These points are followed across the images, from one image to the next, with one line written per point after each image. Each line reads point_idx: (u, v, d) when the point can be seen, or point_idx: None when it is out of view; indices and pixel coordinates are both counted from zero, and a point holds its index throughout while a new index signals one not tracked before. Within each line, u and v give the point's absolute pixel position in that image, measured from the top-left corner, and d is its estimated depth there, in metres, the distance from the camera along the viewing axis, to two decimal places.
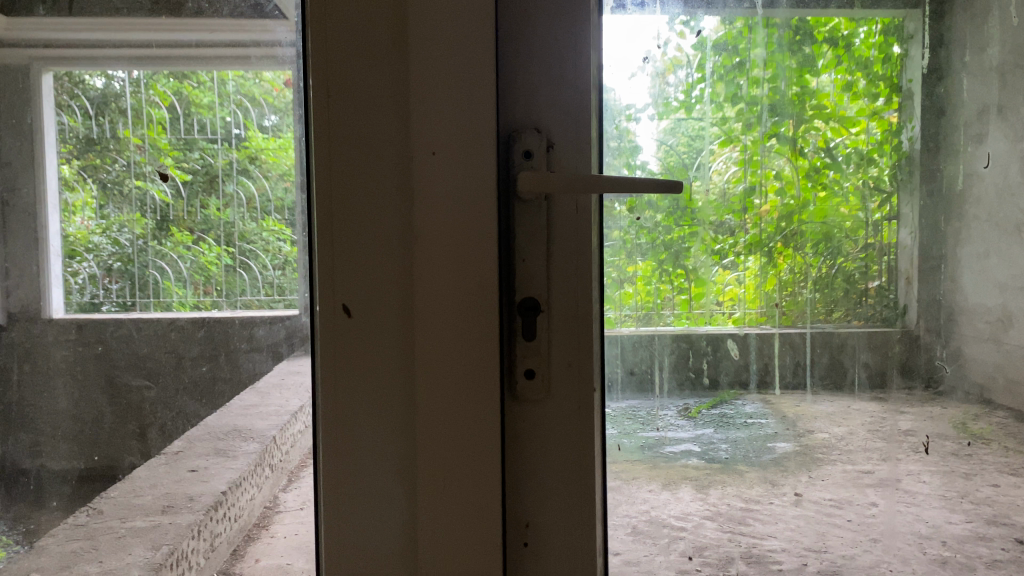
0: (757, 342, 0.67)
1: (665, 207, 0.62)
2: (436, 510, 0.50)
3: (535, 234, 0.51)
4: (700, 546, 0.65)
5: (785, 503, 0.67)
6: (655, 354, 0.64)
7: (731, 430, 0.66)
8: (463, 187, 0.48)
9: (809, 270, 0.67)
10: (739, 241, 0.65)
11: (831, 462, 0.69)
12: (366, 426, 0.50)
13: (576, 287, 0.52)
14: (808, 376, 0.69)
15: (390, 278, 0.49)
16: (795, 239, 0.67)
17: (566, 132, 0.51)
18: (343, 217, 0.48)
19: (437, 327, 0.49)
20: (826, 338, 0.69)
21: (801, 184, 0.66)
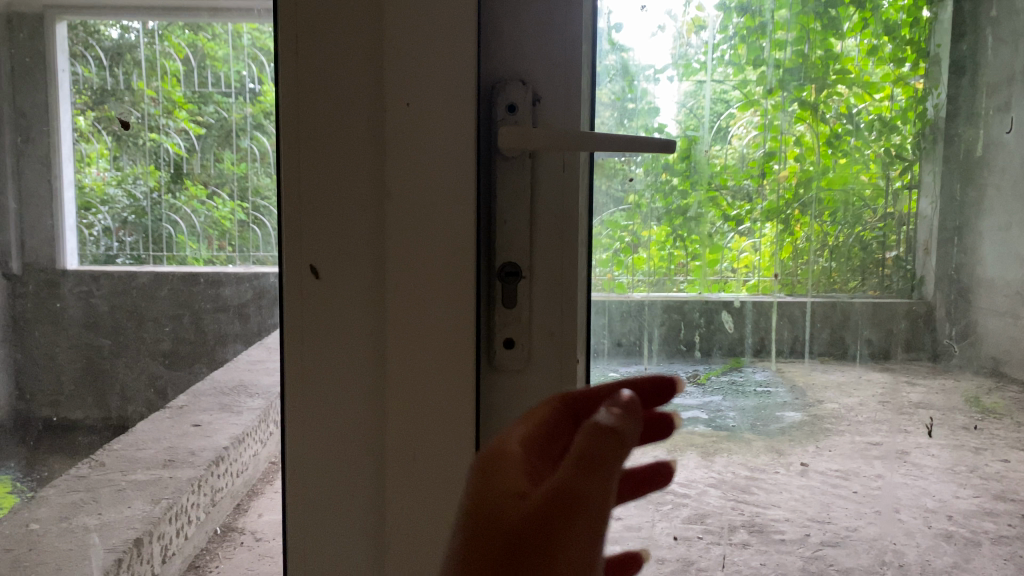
0: (752, 311, 0.66)
1: (681, 171, 0.63)
2: (401, 451, 0.55)
3: (518, 193, 0.55)
4: (703, 513, 0.68)
5: (790, 472, 0.69)
6: (645, 323, 0.65)
7: (742, 396, 0.67)
8: (443, 140, 0.52)
9: (825, 238, 0.66)
10: (755, 208, 0.64)
11: (839, 432, 0.69)
12: (336, 368, 0.55)
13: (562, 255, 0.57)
14: (807, 348, 0.67)
15: (359, 232, 0.53)
16: (812, 208, 0.65)
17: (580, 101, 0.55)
18: (309, 170, 0.53)
19: (406, 278, 0.53)
20: (828, 312, 0.67)
21: (821, 150, 0.65)
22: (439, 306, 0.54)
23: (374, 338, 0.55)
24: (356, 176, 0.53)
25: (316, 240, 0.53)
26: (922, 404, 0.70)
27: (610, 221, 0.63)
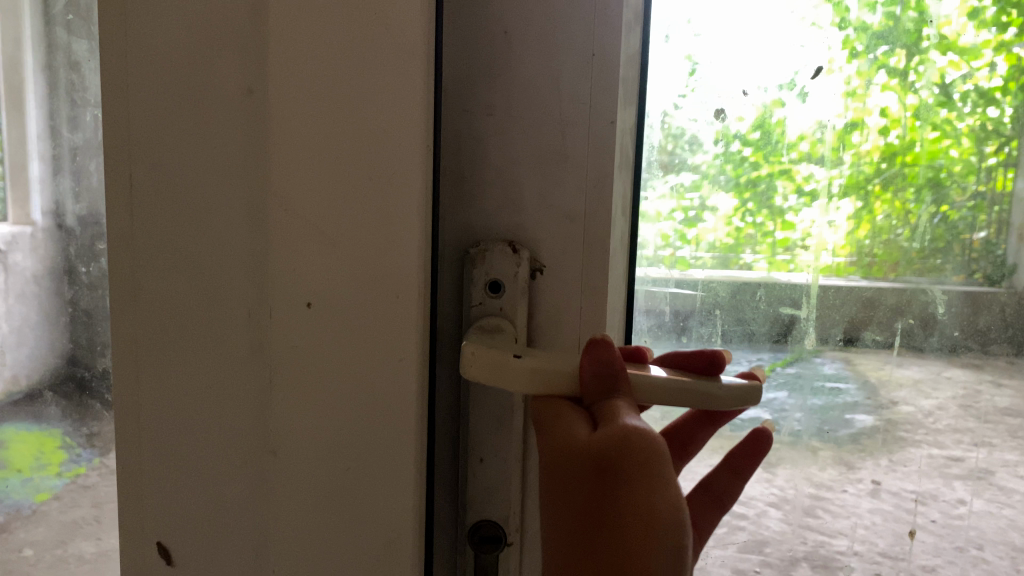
0: (834, 293, 0.62)
1: (754, 142, 0.59)
2: (292, 523, 0.45)
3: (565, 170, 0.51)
4: (761, 541, 0.67)
5: (860, 492, 0.66)
6: (731, 303, 0.62)
7: (811, 392, 0.65)
8: (343, 230, 0.42)
9: (907, 216, 0.61)
10: (832, 180, 0.59)
11: (915, 444, 0.66)
12: (215, 420, 0.45)
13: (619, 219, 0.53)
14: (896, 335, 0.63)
15: (235, 261, 0.43)
16: (896, 183, 0.60)
17: None
18: (172, 172, 0.43)
19: (296, 327, 0.43)
20: (912, 295, 0.62)
21: (908, 122, 0.59)
22: (342, 425, 0.44)
23: (256, 396, 0.44)
24: (230, 265, 0.43)
25: (182, 345, 0.45)
26: (1008, 411, 0.65)
27: (679, 186, 0.60)
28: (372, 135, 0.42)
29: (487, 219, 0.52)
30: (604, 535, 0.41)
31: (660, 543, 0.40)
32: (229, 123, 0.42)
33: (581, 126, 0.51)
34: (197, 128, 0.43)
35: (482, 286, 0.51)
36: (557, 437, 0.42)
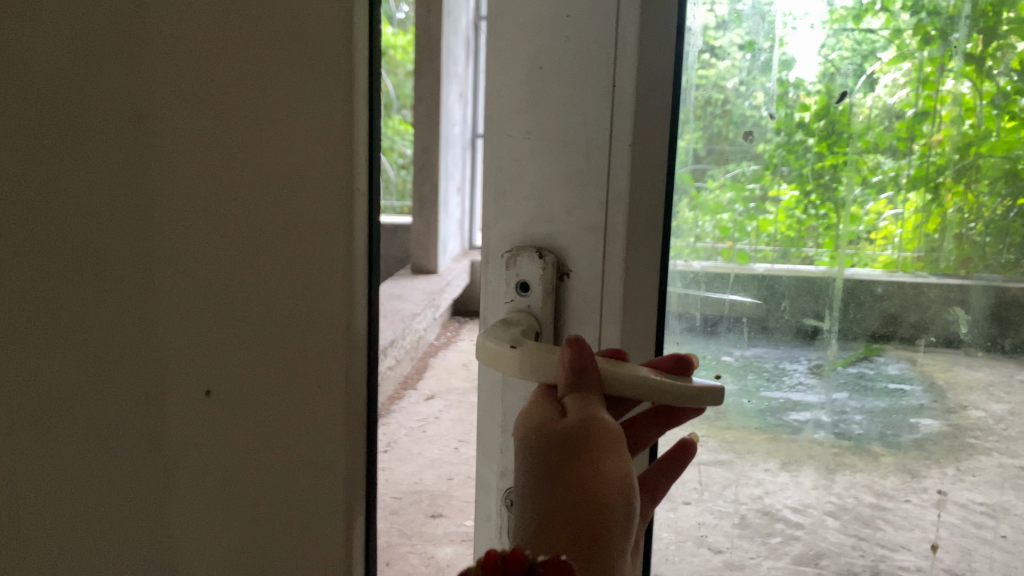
0: (902, 290, 0.59)
1: (818, 131, 0.57)
2: (191, 508, 0.53)
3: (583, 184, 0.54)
4: (817, 553, 0.65)
5: (924, 502, 0.63)
6: (790, 299, 0.60)
7: (873, 393, 0.62)
8: (241, 247, 0.51)
9: (981, 210, 0.58)
10: (901, 172, 0.57)
11: (985, 452, 0.62)
12: (89, 432, 0.49)
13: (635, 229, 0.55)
14: (965, 334, 0.59)
15: (106, 285, 0.49)
16: (969, 174, 0.57)
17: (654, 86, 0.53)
18: (35, 196, 0.47)
19: (198, 334, 0.52)
20: (984, 292, 0.58)
21: (984, 111, 0.57)
22: (261, 414, 0.53)
23: (145, 403, 0.51)
24: (114, 287, 0.49)
25: (40, 351, 0.48)
26: None
27: (738, 177, 0.59)
28: (299, 174, 0.52)
29: (523, 227, 0.56)
30: (561, 499, 0.43)
31: (611, 499, 0.42)
32: (103, 150, 0.48)
33: (604, 142, 0.53)
34: (58, 163, 0.47)
35: (512, 285, 0.56)
36: (530, 415, 0.46)
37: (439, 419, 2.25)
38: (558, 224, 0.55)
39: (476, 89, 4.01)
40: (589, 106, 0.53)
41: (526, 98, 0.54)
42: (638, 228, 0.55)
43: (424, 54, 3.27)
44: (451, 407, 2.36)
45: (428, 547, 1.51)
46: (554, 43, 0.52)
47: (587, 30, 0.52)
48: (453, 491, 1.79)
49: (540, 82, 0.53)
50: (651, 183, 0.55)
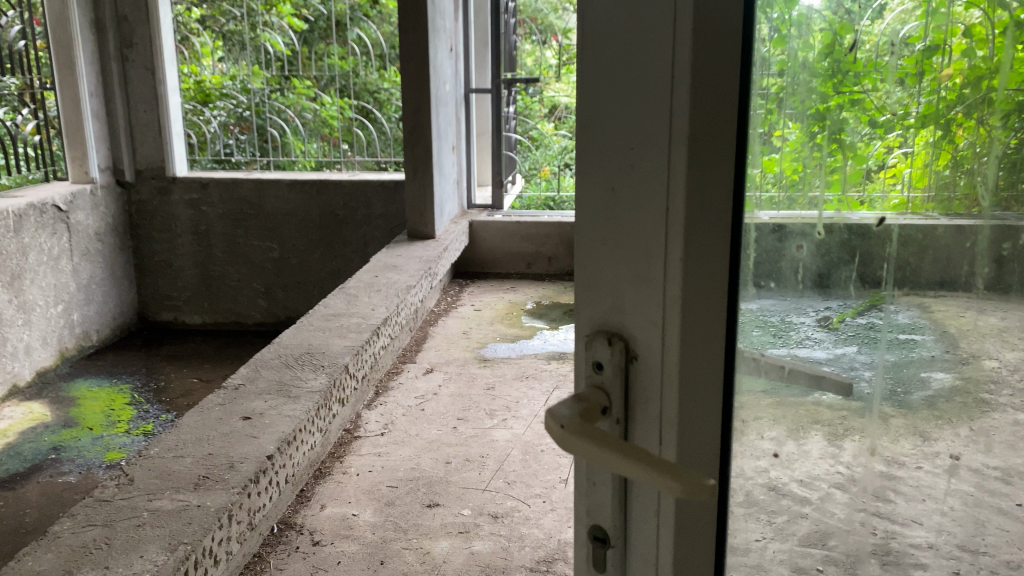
0: (905, 233, 0.58)
1: (824, 70, 0.59)
2: None
3: (642, 280, 0.56)
4: (824, 533, 0.67)
5: (936, 469, 0.61)
6: (787, 258, 0.63)
7: (885, 344, 0.62)
8: None
9: (1000, 145, 0.55)
10: (911, 109, 0.57)
11: (999, 409, 0.58)
12: None
13: (697, 329, 0.56)
14: (971, 275, 0.57)
15: None
16: (983, 108, 0.55)
17: (706, 196, 0.53)
18: None
19: None
20: (992, 232, 0.56)
21: (995, 42, 0.53)
22: None
23: None
24: None
25: None
26: None
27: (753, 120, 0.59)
28: None
29: (603, 314, 0.58)
30: None
31: None
32: None
33: (659, 241, 0.55)
34: None
35: (587, 364, 0.59)
36: None
37: (437, 396, 2.52)
38: (628, 318, 0.57)
39: (467, 41, 4.02)
40: (649, 220, 0.55)
41: (602, 208, 0.56)
42: (697, 330, 0.56)
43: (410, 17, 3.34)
44: (449, 383, 2.62)
45: (423, 544, 1.74)
46: (620, 162, 0.55)
47: (647, 152, 0.54)
48: (449, 476, 2.03)
49: (611, 196, 0.56)
50: (712, 289, 0.55)
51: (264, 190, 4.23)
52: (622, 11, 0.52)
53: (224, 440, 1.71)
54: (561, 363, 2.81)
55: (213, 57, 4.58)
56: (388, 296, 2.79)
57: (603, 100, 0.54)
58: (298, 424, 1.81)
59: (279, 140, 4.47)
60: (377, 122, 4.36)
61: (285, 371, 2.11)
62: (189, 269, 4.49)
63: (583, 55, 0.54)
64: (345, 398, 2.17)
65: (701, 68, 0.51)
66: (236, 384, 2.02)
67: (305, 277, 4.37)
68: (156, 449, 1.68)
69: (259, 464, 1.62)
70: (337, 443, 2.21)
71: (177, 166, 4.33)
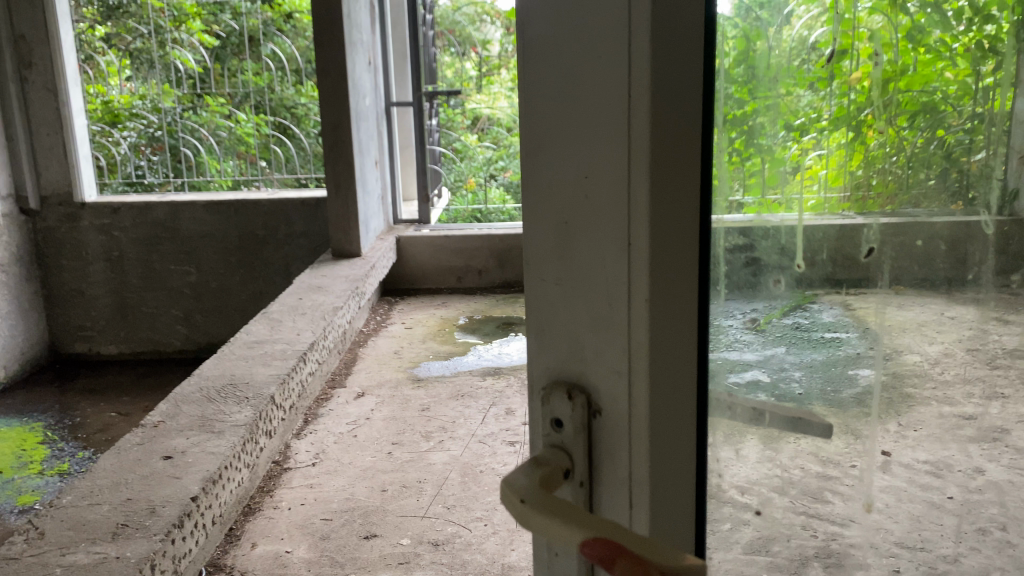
0: (826, 233, 0.58)
1: (736, 78, 0.55)
2: None
3: (604, 327, 0.52)
4: (768, 538, 0.65)
5: (868, 464, 0.61)
6: (771, 277, 0.60)
7: (811, 345, 0.61)
8: None
9: (904, 145, 0.56)
10: (822, 115, 0.56)
11: (924, 405, 0.59)
12: None
13: (664, 377, 0.52)
14: (884, 272, 0.58)
15: None
16: (889, 110, 0.55)
17: (667, 233, 0.50)
18: None
19: None
20: (903, 229, 0.57)
21: (899, 47, 0.53)
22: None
23: None
24: None
25: None
26: (1019, 352, 0.56)
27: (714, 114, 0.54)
28: None
29: (560, 363, 0.54)
30: None
31: None
32: None
33: (619, 283, 0.51)
34: None
35: (546, 422, 0.55)
36: None
37: (370, 421, 2.46)
38: (589, 367, 0.53)
39: (385, 55, 4.08)
40: (609, 256, 0.50)
41: (555, 245, 0.52)
42: (663, 373, 0.52)
43: (329, 42, 3.31)
44: (383, 407, 2.57)
45: None
46: (573, 197, 0.50)
47: (602, 186, 0.49)
48: (386, 504, 1.98)
49: (565, 233, 0.51)
50: (673, 323, 0.52)
51: (179, 213, 4.11)
52: (569, 29, 0.48)
53: (144, 484, 1.63)
54: (496, 379, 2.79)
55: (119, 76, 4.41)
56: (314, 320, 2.72)
57: (552, 129, 0.50)
58: (223, 461, 1.74)
59: (195, 160, 4.34)
60: (295, 138, 4.30)
61: (206, 406, 2.03)
62: (104, 296, 4.36)
63: (525, 80, 0.50)
64: (272, 429, 2.10)
65: (660, 89, 0.47)
66: (154, 422, 1.94)
67: (224, 301, 4.24)
68: (68, 498, 1.59)
69: (183, 507, 1.55)
70: (266, 476, 2.14)
71: (85, 190, 4.22)
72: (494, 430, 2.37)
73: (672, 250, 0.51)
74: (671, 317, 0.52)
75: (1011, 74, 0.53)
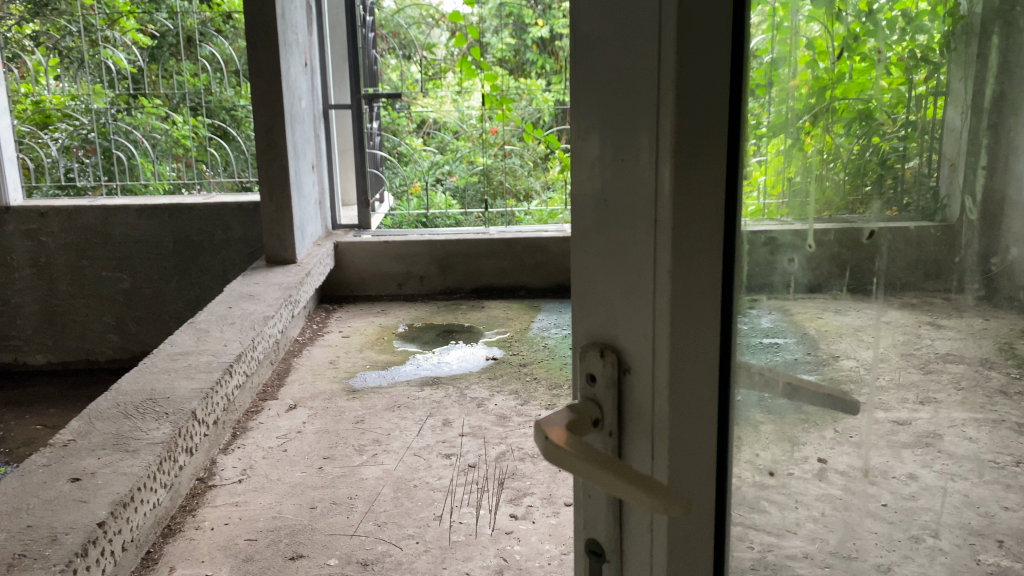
0: (790, 235, 0.60)
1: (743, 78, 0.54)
2: None
3: (633, 295, 0.58)
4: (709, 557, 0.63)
5: (806, 472, 0.62)
6: (774, 276, 0.61)
7: (751, 351, 0.61)
8: None
9: (841, 153, 0.56)
10: (761, 119, 0.58)
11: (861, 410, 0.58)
12: None
13: (686, 347, 0.57)
14: (830, 276, 0.58)
15: None
16: (827, 117, 0.57)
17: (692, 214, 0.55)
18: None
19: None
20: (844, 233, 0.56)
21: (836, 53, 0.55)
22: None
23: None
24: None
25: None
26: (951, 356, 0.53)
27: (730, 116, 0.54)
28: None
29: (598, 325, 0.61)
30: None
31: None
32: None
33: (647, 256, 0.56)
34: None
35: (583, 376, 0.62)
36: None
37: (301, 435, 2.40)
38: (620, 330, 0.59)
39: (323, 58, 4.05)
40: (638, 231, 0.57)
41: (594, 219, 0.59)
42: (685, 342, 0.57)
43: (262, 53, 3.26)
44: (315, 420, 2.51)
45: None
46: (611, 174, 0.57)
47: (634, 165, 0.55)
48: (315, 523, 1.91)
49: (603, 207, 0.58)
50: (700, 298, 0.57)
51: (110, 217, 3.99)
52: (611, 28, 0.54)
53: (46, 509, 1.54)
54: (434, 390, 2.75)
55: (49, 75, 4.22)
56: (243, 330, 2.64)
57: (594, 114, 0.56)
58: (135, 483, 1.66)
59: (127, 162, 4.19)
60: (233, 141, 4.16)
61: (123, 423, 1.94)
62: (31, 304, 4.18)
63: (576, 70, 0.57)
64: (193, 446, 2.02)
65: (685, 83, 0.52)
66: (65, 442, 1.84)
67: (161, 308, 4.15)
68: None
69: (87, 534, 1.46)
70: (188, 494, 2.05)
71: (10, 193, 4.06)
72: (429, 442, 2.34)
73: (699, 229, 0.55)
74: (696, 292, 0.56)
75: (942, 84, 0.51)
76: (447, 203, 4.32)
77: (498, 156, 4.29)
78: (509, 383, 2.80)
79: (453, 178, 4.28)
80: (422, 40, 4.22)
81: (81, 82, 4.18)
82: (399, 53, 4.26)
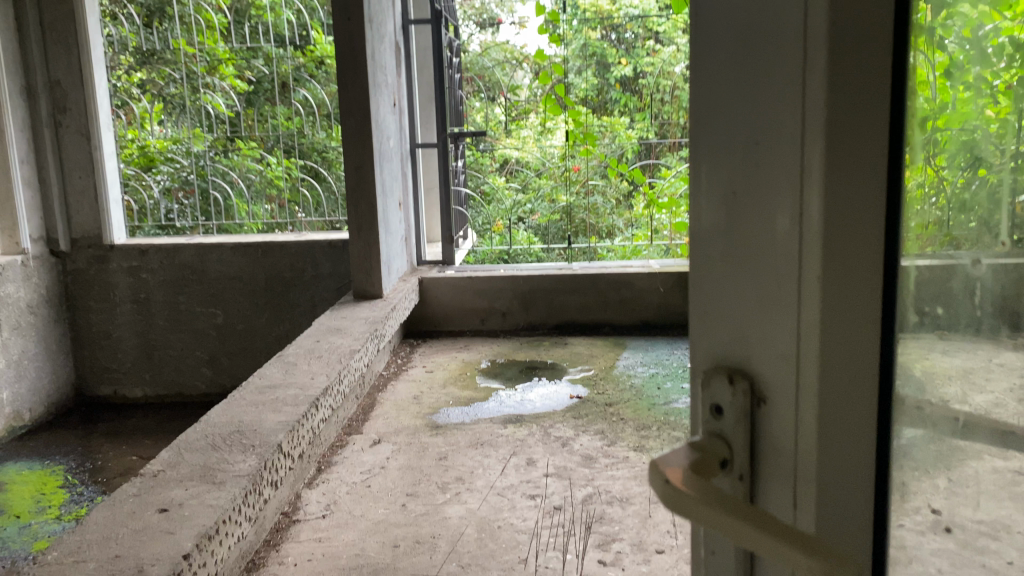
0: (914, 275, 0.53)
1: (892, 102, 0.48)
2: None
3: (770, 312, 0.53)
4: None
5: (918, 525, 0.55)
6: (950, 290, 0.53)
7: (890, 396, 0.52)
8: None
9: (939, 188, 0.53)
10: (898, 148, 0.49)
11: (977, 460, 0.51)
12: None
13: (835, 376, 0.51)
14: (938, 316, 0.54)
15: None
16: (929, 150, 0.52)
17: (844, 225, 0.49)
18: None
19: None
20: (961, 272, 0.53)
21: (939, 85, 0.51)
22: None
23: None
24: None
25: None
26: None
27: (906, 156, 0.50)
28: None
29: (725, 349, 0.57)
30: None
31: None
32: None
33: (790, 271, 0.52)
34: None
35: (707, 408, 0.57)
36: None
37: (385, 471, 2.41)
38: (752, 353, 0.55)
39: (410, 98, 4.18)
40: (778, 239, 0.52)
41: (723, 230, 0.55)
42: (837, 370, 0.51)
43: (352, 98, 3.38)
44: (399, 455, 2.52)
45: None
46: (743, 179, 0.53)
47: (771, 166, 0.51)
48: (397, 562, 1.91)
49: (732, 214, 0.54)
50: (853, 314, 0.51)
51: (207, 255, 4.17)
52: (742, 25, 0.51)
53: (135, 539, 1.59)
54: (518, 427, 2.74)
55: (155, 121, 4.43)
56: (329, 363, 2.69)
57: (725, 114, 0.53)
58: (220, 516, 1.69)
59: (224, 203, 4.39)
60: (324, 181, 4.32)
61: (211, 454, 1.99)
62: (131, 338, 4.38)
63: (699, 71, 0.55)
64: (278, 479, 2.05)
65: (837, 78, 0.47)
66: (155, 472, 1.90)
67: (250, 342, 4.28)
68: (54, 554, 1.54)
69: (172, 565, 1.49)
70: (273, 528, 2.08)
71: (114, 232, 4.28)
72: (514, 482, 2.32)
73: (851, 241, 0.49)
74: (849, 313, 0.51)
75: None
76: (529, 240, 4.32)
77: (581, 194, 4.32)
78: (595, 422, 2.76)
79: (536, 217, 4.30)
80: (507, 82, 4.36)
81: (184, 126, 4.40)
82: (483, 95, 4.35)
